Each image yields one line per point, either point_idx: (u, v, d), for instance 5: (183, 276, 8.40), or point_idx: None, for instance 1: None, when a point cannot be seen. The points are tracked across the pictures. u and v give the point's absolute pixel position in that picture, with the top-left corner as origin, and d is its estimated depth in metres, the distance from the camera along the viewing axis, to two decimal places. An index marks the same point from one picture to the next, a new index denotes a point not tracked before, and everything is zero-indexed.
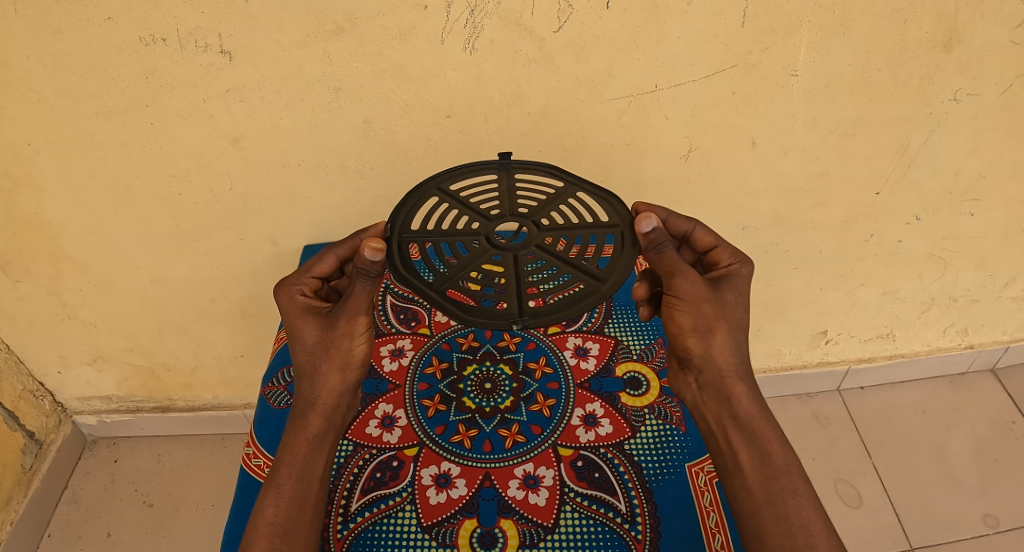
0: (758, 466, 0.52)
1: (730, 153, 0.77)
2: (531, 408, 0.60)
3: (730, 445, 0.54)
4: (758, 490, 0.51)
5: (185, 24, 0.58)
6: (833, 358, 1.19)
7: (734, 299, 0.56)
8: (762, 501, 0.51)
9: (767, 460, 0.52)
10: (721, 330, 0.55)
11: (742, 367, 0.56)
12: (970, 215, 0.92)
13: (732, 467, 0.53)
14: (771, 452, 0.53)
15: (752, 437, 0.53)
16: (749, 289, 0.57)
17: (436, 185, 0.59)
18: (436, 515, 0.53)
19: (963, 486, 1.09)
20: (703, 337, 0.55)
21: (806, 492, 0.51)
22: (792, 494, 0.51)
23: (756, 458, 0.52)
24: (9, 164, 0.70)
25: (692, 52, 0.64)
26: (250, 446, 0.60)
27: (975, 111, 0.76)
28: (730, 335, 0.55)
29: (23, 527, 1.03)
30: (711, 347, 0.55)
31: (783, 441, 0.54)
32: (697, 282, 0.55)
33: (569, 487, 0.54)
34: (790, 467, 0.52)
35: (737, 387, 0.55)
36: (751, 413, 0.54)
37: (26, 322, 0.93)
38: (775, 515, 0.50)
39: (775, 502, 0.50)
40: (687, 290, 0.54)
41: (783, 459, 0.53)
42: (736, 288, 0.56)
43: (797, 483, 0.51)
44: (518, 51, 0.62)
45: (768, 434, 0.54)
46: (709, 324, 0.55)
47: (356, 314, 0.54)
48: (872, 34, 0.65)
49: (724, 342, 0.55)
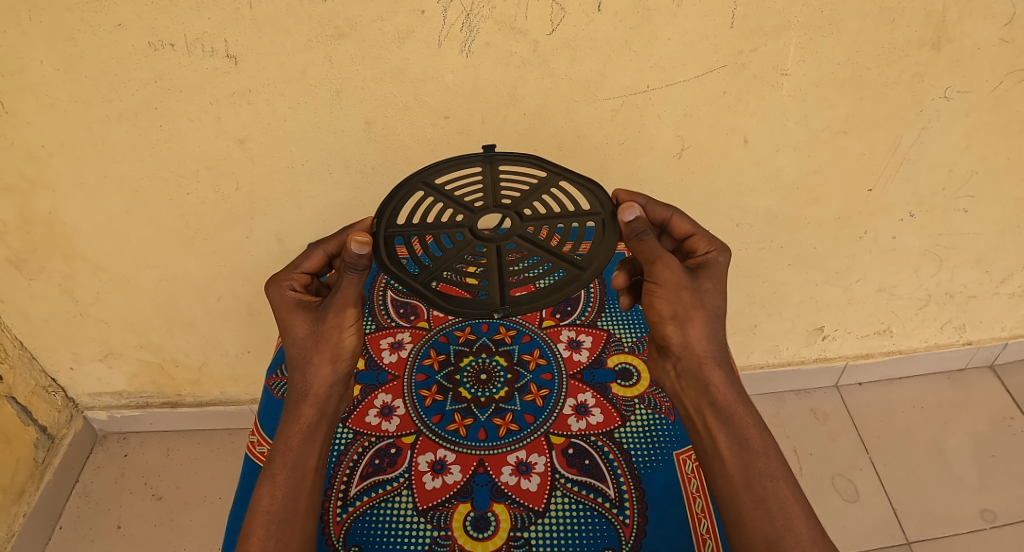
0: (737, 451, 0.53)
1: (724, 151, 0.78)
2: (525, 398, 0.62)
3: (709, 430, 0.55)
4: (737, 476, 0.52)
5: (192, 30, 0.60)
6: (831, 354, 1.20)
7: (711, 287, 0.58)
8: (741, 486, 0.52)
9: (746, 446, 0.53)
10: (698, 318, 0.57)
11: (719, 355, 0.58)
12: (965, 211, 0.93)
13: (712, 452, 0.54)
14: (749, 437, 0.54)
15: (730, 423, 0.55)
16: (726, 277, 0.59)
17: (421, 179, 0.60)
18: (432, 499, 0.54)
19: (961, 480, 1.09)
20: (682, 325, 0.57)
21: (784, 476, 0.52)
22: (770, 478, 0.52)
23: (735, 444, 0.53)
24: (24, 165, 0.73)
25: (683, 53, 0.66)
26: (254, 434, 0.62)
27: (966, 108, 0.77)
28: (707, 323, 0.57)
29: (35, 519, 1.06)
30: (689, 335, 0.57)
31: (760, 426, 0.55)
32: (677, 269, 0.57)
33: (560, 473, 0.56)
34: (768, 451, 0.53)
35: (714, 374, 0.57)
36: (729, 399, 0.56)
37: (40, 319, 0.96)
38: (754, 499, 0.51)
39: (754, 486, 0.51)
40: (666, 276, 0.57)
41: (760, 443, 0.54)
42: (713, 277, 0.59)
43: (775, 467, 0.52)
44: (512, 53, 0.64)
45: (746, 420, 0.55)
46: (688, 312, 0.57)
47: (344, 308, 0.56)
48: (860, 33, 0.67)
49: (701, 331, 0.57)
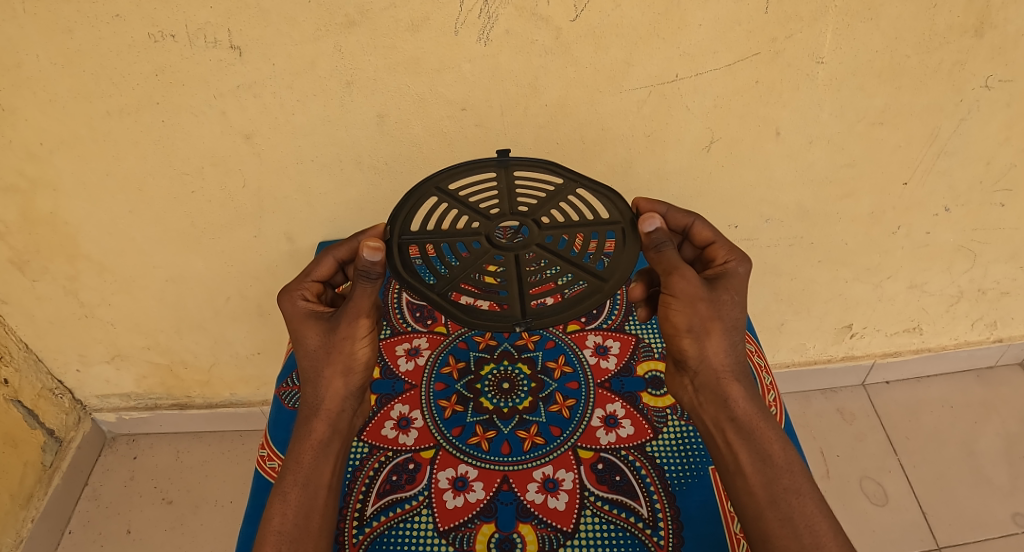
0: (759, 467, 0.50)
1: (754, 144, 0.74)
2: (550, 408, 0.59)
3: (730, 447, 0.52)
4: (761, 492, 0.49)
5: (194, 20, 0.57)
6: (857, 353, 1.16)
7: (730, 298, 0.54)
8: (766, 503, 0.48)
9: (769, 462, 0.50)
10: (717, 331, 0.53)
11: (738, 369, 0.54)
12: (1002, 205, 0.88)
13: (734, 468, 0.51)
14: (772, 453, 0.50)
15: (752, 439, 0.51)
16: (746, 288, 0.56)
17: (434, 184, 0.57)
18: (454, 519, 0.52)
19: (993, 484, 1.06)
20: (699, 337, 0.54)
21: (809, 491, 0.49)
22: (796, 495, 0.49)
23: (757, 460, 0.50)
24: (23, 165, 0.70)
25: (714, 40, 0.62)
26: (264, 448, 0.59)
27: (1008, 97, 0.73)
28: (725, 335, 0.54)
29: (45, 524, 1.04)
30: (706, 349, 0.54)
31: (784, 440, 0.51)
32: (693, 280, 0.53)
33: (590, 490, 0.53)
34: (793, 467, 0.50)
35: (733, 388, 0.53)
36: (750, 414, 0.52)
37: (45, 321, 0.94)
38: (779, 516, 0.48)
39: (779, 503, 0.48)
40: (682, 288, 0.53)
41: (785, 458, 0.50)
42: (731, 287, 0.55)
43: (801, 483, 0.49)
44: (534, 42, 0.60)
45: (769, 435, 0.51)
46: (705, 325, 0.53)
47: (357, 317, 0.53)
48: (901, 19, 0.63)
49: (719, 344, 0.53)
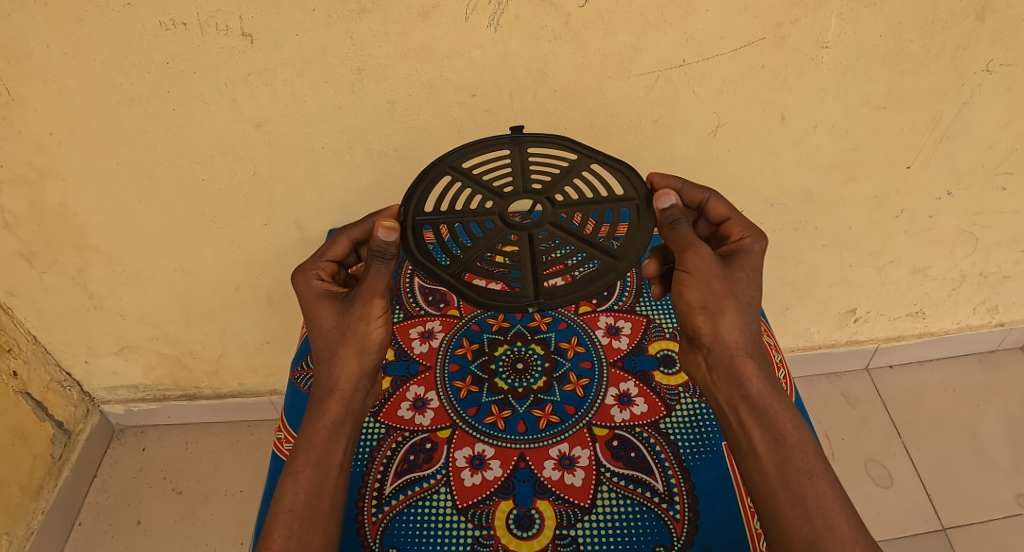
0: (772, 447, 0.50)
1: (761, 129, 0.75)
2: (564, 388, 0.59)
3: (743, 425, 0.52)
4: (773, 472, 0.49)
5: (206, 7, 0.57)
6: (861, 338, 1.17)
7: (744, 276, 0.55)
8: (777, 484, 0.49)
9: (782, 441, 0.50)
10: (731, 308, 0.54)
11: (752, 346, 0.54)
12: (1003, 189, 0.89)
13: (747, 448, 0.51)
14: (785, 432, 0.51)
15: (765, 418, 0.51)
16: (760, 266, 0.56)
17: (448, 164, 0.57)
18: (473, 496, 0.52)
19: (996, 465, 1.07)
20: (712, 315, 0.54)
21: (822, 472, 0.49)
22: (808, 475, 0.49)
23: (770, 439, 0.51)
24: (32, 155, 0.70)
25: (722, 25, 0.63)
26: (281, 431, 0.60)
27: (1009, 82, 0.74)
28: (740, 313, 0.54)
29: (55, 516, 1.05)
30: (720, 326, 0.54)
31: (797, 419, 0.52)
32: (708, 258, 0.54)
33: (605, 467, 0.54)
34: (806, 447, 0.50)
35: (747, 365, 0.53)
36: (763, 393, 0.52)
37: (53, 314, 0.94)
38: (791, 496, 0.48)
39: (790, 484, 0.48)
40: (696, 265, 0.54)
41: (798, 438, 0.51)
42: (746, 265, 0.55)
43: (814, 464, 0.49)
44: (543, 27, 0.60)
45: (782, 414, 0.52)
46: (719, 303, 0.54)
47: (372, 298, 0.54)
48: (904, 4, 0.63)
49: (733, 322, 0.54)
